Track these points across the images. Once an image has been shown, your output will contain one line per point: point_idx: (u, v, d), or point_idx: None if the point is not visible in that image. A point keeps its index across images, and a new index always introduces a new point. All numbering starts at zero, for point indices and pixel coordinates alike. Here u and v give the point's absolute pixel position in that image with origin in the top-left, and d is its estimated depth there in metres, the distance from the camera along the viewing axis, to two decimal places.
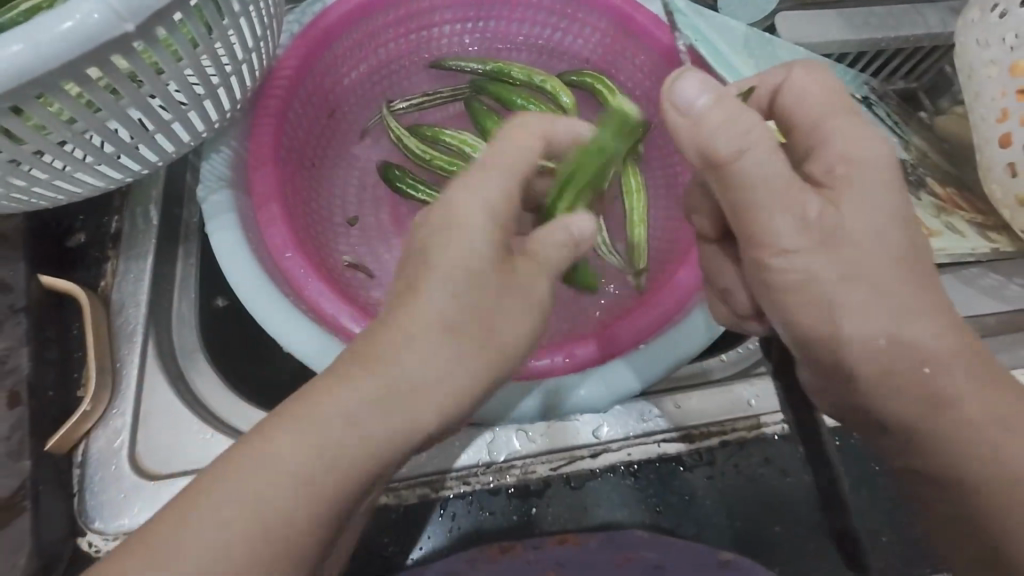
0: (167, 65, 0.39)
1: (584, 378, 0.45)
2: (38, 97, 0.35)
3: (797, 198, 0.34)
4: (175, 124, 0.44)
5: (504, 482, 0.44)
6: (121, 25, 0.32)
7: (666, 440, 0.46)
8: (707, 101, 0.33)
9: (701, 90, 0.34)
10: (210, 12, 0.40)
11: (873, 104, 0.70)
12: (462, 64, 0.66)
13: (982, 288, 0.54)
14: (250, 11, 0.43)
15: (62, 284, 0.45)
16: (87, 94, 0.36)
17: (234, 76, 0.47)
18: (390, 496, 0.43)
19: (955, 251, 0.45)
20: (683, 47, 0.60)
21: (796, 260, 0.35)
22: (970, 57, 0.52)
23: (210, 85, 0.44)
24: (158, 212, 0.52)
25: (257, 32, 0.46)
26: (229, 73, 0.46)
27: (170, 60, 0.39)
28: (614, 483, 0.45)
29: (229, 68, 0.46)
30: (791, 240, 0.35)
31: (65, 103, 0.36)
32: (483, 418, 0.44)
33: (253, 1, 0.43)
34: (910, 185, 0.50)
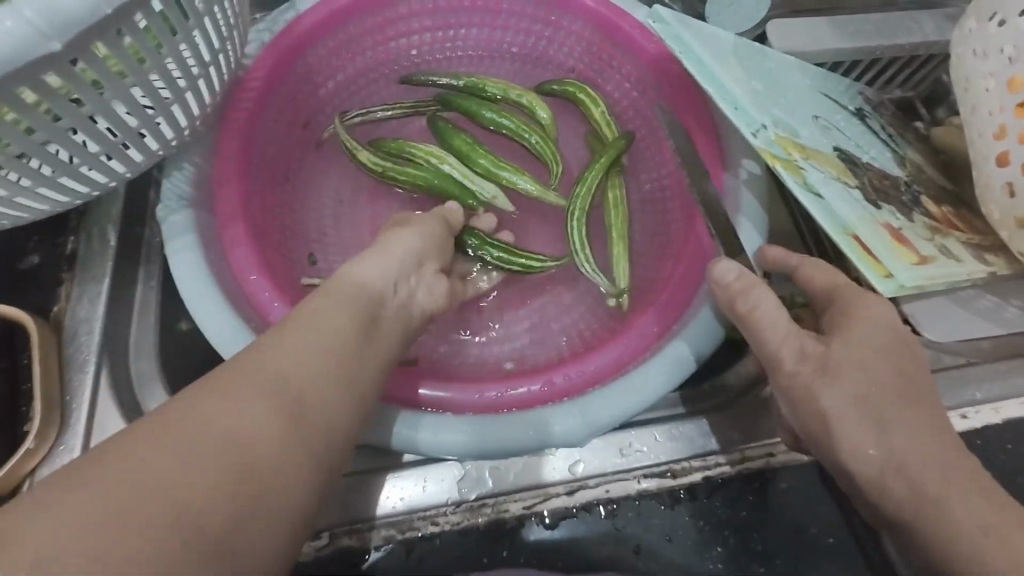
0: (111, 83, 0.37)
1: (560, 412, 0.42)
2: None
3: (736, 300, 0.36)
4: (126, 143, 0.42)
5: (474, 523, 0.42)
6: (47, 44, 0.30)
7: (644, 476, 0.43)
8: None
9: None
10: (158, 26, 0.37)
11: (867, 115, 0.68)
12: (424, 77, 0.64)
13: (979, 311, 0.51)
14: (204, 24, 0.41)
15: (10, 311, 0.43)
16: (20, 115, 0.34)
17: (191, 91, 0.44)
18: (354, 538, 0.41)
19: (951, 277, 0.42)
20: (669, 57, 0.58)
21: None
22: (966, 70, 0.50)
23: (164, 101, 0.42)
24: (116, 232, 0.49)
25: (214, 45, 0.44)
26: (184, 88, 0.43)
27: (113, 77, 0.36)
28: (591, 522, 0.43)
29: (184, 83, 0.43)
30: None
31: None
32: (452, 454, 0.41)
33: (207, 13, 0.41)
34: (903, 205, 0.48)
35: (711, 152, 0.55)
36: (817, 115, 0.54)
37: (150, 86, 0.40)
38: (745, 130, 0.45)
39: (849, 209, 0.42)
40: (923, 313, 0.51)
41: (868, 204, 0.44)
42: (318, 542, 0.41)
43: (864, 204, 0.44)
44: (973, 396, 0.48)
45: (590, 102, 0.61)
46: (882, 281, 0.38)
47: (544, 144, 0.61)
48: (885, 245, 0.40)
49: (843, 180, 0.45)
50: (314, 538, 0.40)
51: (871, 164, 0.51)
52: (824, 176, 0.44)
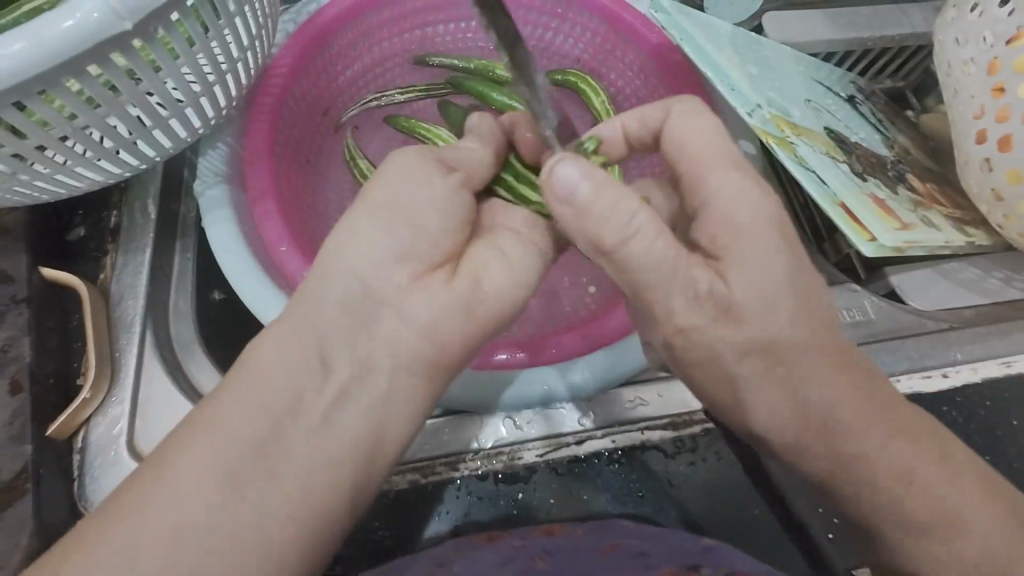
0: (164, 62, 0.41)
1: (569, 367, 0.46)
2: (41, 93, 0.36)
3: (693, 271, 0.37)
4: (172, 121, 0.46)
5: (491, 468, 0.45)
6: (120, 23, 0.34)
7: (649, 427, 0.47)
8: (585, 187, 0.35)
9: (582, 174, 0.35)
10: (206, 12, 0.41)
11: (859, 102, 0.72)
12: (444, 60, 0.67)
13: (962, 282, 0.55)
14: (245, 10, 0.45)
15: (63, 276, 0.47)
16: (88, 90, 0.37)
17: (230, 73, 0.48)
18: (380, 481, 0.44)
19: (930, 243, 0.45)
20: (670, 46, 0.62)
21: (773, 255, 0.36)
22: (948, 55, 0.54)
23: (207, 82, 0.46)
24: (155, 206, 0.53)
25: (252, 30, 0.47)
26: (225, 70, 0.47)
27: (166, 58, 0.40)
28: (599, 469, 0.46)
29: (224, 66, 0.47)
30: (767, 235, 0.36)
31: (65, 98, 0.37)
32: (469, 406, 0.45)
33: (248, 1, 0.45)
34: (888, 181, 0.51)
35: None
36: (809, 99, 0.58)
37: (195, 67, 0.44)
38: (741, 110, 0.49)
39: (837, 180, 0.46)
40: (907, 283, 0.56)
41: (854, 176, 0.48)
42: None
43: (850, 176, 0.48)
44: (954, 356, 0.52)
45: (593, 90, 0.64)
46: (865, 243, 0.42)
47: None
48: (869, 212, 0.44)
49: (832, 156, 0.49)
50: None
51: (858, 144, 0.54)
52: (813, 151, 0.48)
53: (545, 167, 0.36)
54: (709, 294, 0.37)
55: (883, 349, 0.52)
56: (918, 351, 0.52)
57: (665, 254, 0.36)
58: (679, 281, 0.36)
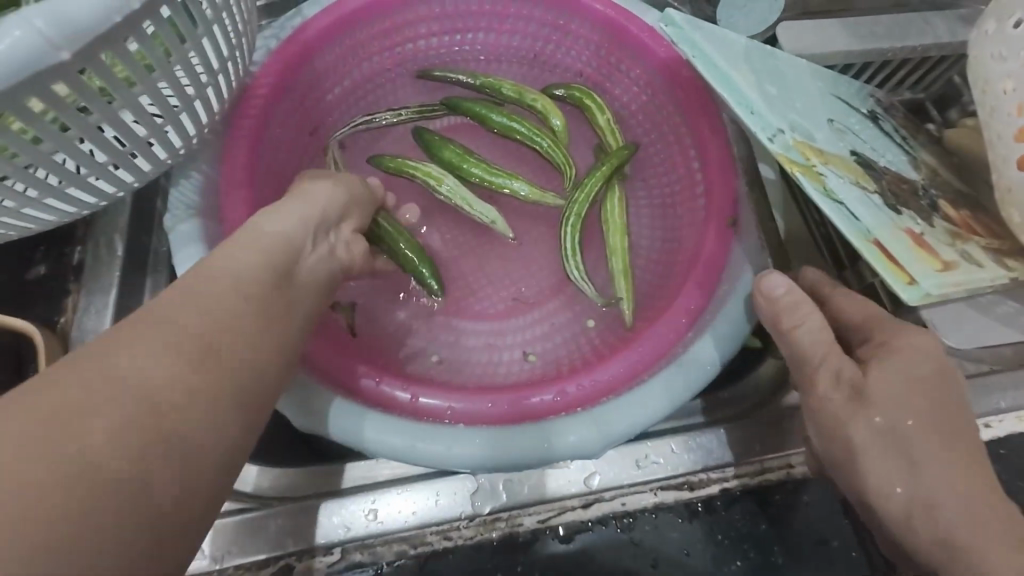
0: (118, 92, 0.36)
1: (575, 423, 0.42)
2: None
3: None
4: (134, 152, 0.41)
5: (487, 537, 0.40)
6: (57, 52, 0.30)
7: (663, 487, 0.42)
8: None
9: None
10: (168, 35, 0.37)
11: (880, 117, 0.67)
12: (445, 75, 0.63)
13: (999, 316, 0.50)
14: (214, 30, 0.41)
15: (18, 323, 0.42)
16: (31, 126, 0.33)
17: (199, 99, 0.44)
18: (364, 553, 0.39)
19: (973, 284, 0.41)
20: (679, 61, 0.57)
21: None
22: (985, 73, 0.49)
23: (172, 110, 0.42)
24: (124, 242, 0.49)
25: (223, 52, 0.43)
26: (192, 96, 0.43)
27: (122, 86, 0.36)
28: (608, 537, 0.41)
29: (192, 92, 0.43)
30: None
31: (2, 136, 0.33)
32: (464, 467, 0.41)
33: (216, 20, 0.40)
34: (922, 210, 0.47)
35: (722, 157, 0.54)
36: (831, 118, 0.54)
37: (157, 95, 0.39)
38: (761, 135, 0.44)
39: (869, 215, 0.41)
40: (941, 318, 0.50)
41: (887, 208, 0.44)
42: (327, 558, 0.39)
43: (883, 209, 0.43)
44: (997, 404, 0.47)
45: (596, 109, 0.60)
46: (906, 288, 0.37)
47: (555, 148, 0.60)
48: (908, 251, 0.40)
49: (863, 185, 0.44)
50: (322, 554, 0.39)
51: (887, 168, 0.50)
52: (842, 181, 0.43)
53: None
54: None
55: None
56: None
57: None
58: None
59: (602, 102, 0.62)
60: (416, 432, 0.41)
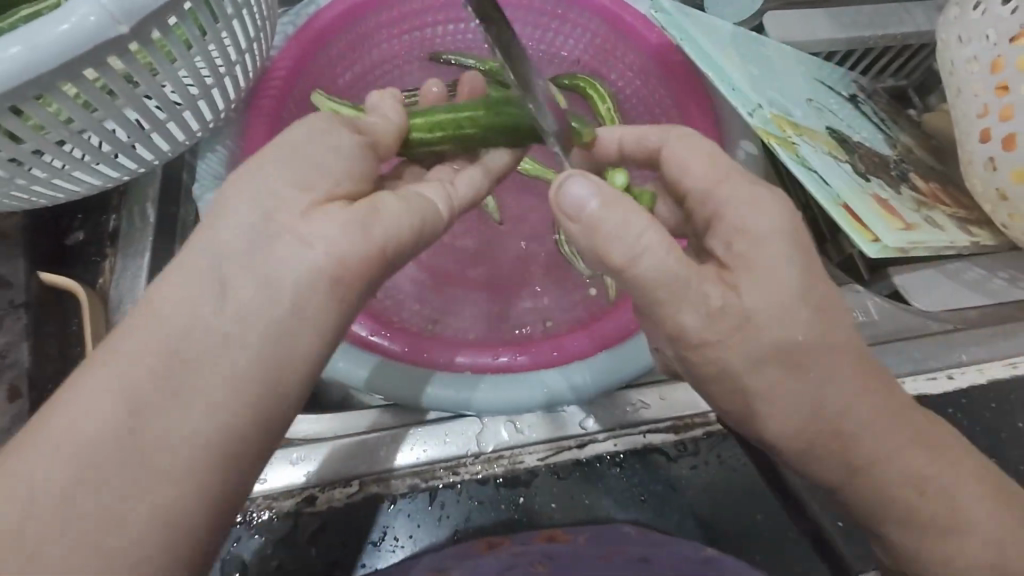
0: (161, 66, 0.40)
1: (571, 372, 0.46)
2: (38, 98, 0.36)
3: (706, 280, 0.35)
4: (170, 123, 0.46)
5: (492, 473, 0.45)
6: (116, 26, 0.34)
7: (651, 430, 0.46)
8: (592, 204, 0.34)
9: (589, 190, 0.35)
10: (205, 16, 0.41)
11: (861, 101, 0.71)
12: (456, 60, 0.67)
13: (966, 282, 0.55)
14: (243, 13, 0.45)
15: (63, 282, 0.47)
16: (86, 94, 0.37)
17: (228, 77, 0.48)
18: (380, 486, 0.44)
19: (934, 244, 0.45)
20: (670, 46, 0.61)
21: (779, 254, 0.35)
22: (951, 54, 0.53)
23: (205, 85, 0.46)
24: (155, 211, 0.53)
25: (250, 33, 0.47)
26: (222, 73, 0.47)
27: (164, 60, 0.40)
28: (601, 473, 0.46)
29: (222, 69, 0.47)
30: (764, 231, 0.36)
31: (62, 102, 0.37)
32: (469, 408, 0.45)
33: (246, 3, 0.45)
34: (891, 181, 0.51)
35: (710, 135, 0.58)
36: (810, 98, 0.58)
37: (192, 70, 0.43)
38: (742, 110, 0.48)
39: (839, 182, 0.45)
40: (911, 283, 0.55)
41: (858, 177, 0.48)
42: (346, 490, 0.44)
43: (854, 178, 0.47)
44: (958, 359, 0.51)
45: (599, 97, 0.64)
46: (870, 245, 0.41)
47: None
48: (873, 214, 0.43)
49: (834, 156, 0.48)
50: (342, 486, 0.44)
51: (862, 144, 0.54)
52: (816, 152, 0.47)
53: (554, 185, 0.36)
54: (721, 308, 0.35)
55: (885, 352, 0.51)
56: (921, 352, 0.51)
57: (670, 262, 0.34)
58: (693, 281, 0.35)
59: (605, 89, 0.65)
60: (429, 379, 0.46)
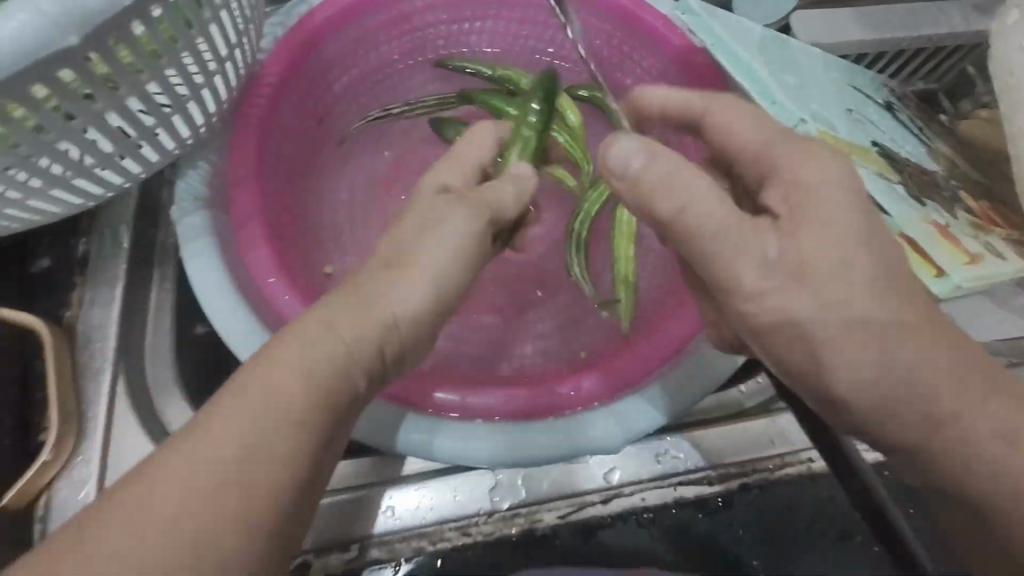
0: (126, 80, 0.36)
1: (594, 419, 0.41)
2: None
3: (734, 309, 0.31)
4: (140, 141, 0.41)
5: (507, 532, 0.40)
6: (65, 38, 0.29)
7: (682, 483, 0.42)
8: (639, 162, 0.35)
9: (635, 152, 0.35)
10: (173, 22, 0.36)
11: (894, 107, 0.66)
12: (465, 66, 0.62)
13: (1017, 308, 0.50)
14: (221, 17, 0.40)
15: (22, 317, 0.41)
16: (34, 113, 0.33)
17: (206, 88, 0.43)
18: (382, 550, 0.39)
19: (998, 277, 0.40)
20: (695, 49, 0.56)
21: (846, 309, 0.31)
22: (1008, 61, 0.48)
23: (179, 98, 0.41)
24: (129, 233, 0.48)
25: (231, 41, 0.43)
26: (199, 84, 0.42)
27: (126, 72, 0.35)
28: (626, 530, 0.41)
29: (199, 80, 0.42)
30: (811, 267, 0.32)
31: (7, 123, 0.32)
32: (482, 463, 0.40)
33: (225, 7, 0.40)
34: (944, 202, 0.46)
35: None
36: (849, 108, 0.53)
37: (164, 83, 0.39)
38: None
39: (896, 207, 0.41)
40: (961, 309, 0.50)
41: (911, 199, 0.43)
42: (345, 555, 0.39)
43: (908, 200, 0.42)
44: None
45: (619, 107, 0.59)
46: (935, 281, 0.37)
47: (573, 143, 0.59)
48: (935, 246, 0.39)
49: (887, 177, 0.43)
50: (340, 550, 0.39)
51: (908, 159, 0.49)
52: (867, 172, 0.43)
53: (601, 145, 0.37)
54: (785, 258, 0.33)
55: None
56: None
57: (730, 215, 0.33)
58: None
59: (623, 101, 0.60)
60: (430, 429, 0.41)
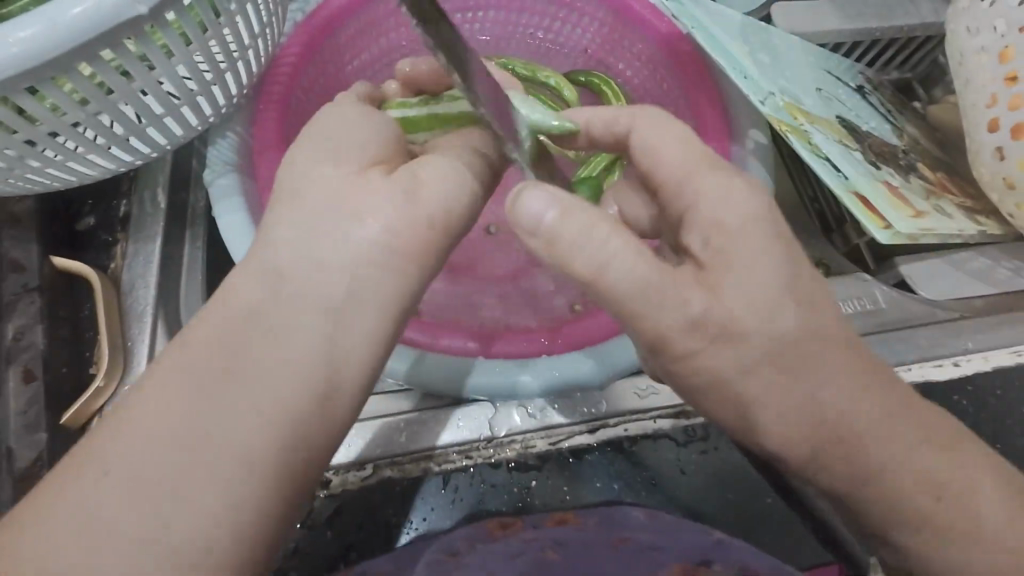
0: (176, 49, 0.41)
1: (582, 357, 0.45)
2: (55, 78, 0.36)
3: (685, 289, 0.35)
4: (182, 107, 0.46)
5: (504, 456, 0.45)
6: (134, 7, 0.34)
7: (661, 416, 0.46)
8: (552, 216, 0.34)
9: (547, 204, 0.34)
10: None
11: (867, 92, 0.71)
12: None
13: (972, 271, 0.55)
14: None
15: (75, 266, 0.47)
16: (102, 73, 0.37)
17: (240, 62, 0.48)
18: (395, 470, 0.44)
19: (941, 232, 0.45)
20: (679, 36, 0.62)
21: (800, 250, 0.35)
22: (959, 45, 0.53)
23: (218, 69, 0.46)
24: (164, 195, 0.53)
25: (263, 18, 0.48)
26: (236, 58, 0.47)
27: (177, 39, 0.40)
28: (611, 457, 0.46)
29: (236, 54, 0.47)
30: (768, 214, 0.37)
31: (77, 84, 0.37)
32: (482, 394, 0.45)
33: None
34: (899, 169, 0.51)
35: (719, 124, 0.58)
36: (820, 88, 0.58)
37: (207, 54, 0.44)
38: (754, 98, 0.48)
39: (851, 169, 0.46)
40: (918, 272, 0.55)
41: (867, 165, 0.48)
42: (361, 473, 0.44)
43: (863, 165, 0.47)
44: (964, 346, 0.52)
45: (612, 94, 0.64)
46: (880, 231, 0.42)
47: None
48: (885, 202, 0.44)
49: (846, 145, 0.48)
50: (357, 469, 0.44)
51: (871, 134, 0.54)
52: (826, 139, 0.48)
53: (512, 192, 0.35)
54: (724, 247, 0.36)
55: (893, 339, 0.52)
56: (926, 340, 0.52)
57: (646, 271, 0.34)
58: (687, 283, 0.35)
59: (621, 86, 0.66)
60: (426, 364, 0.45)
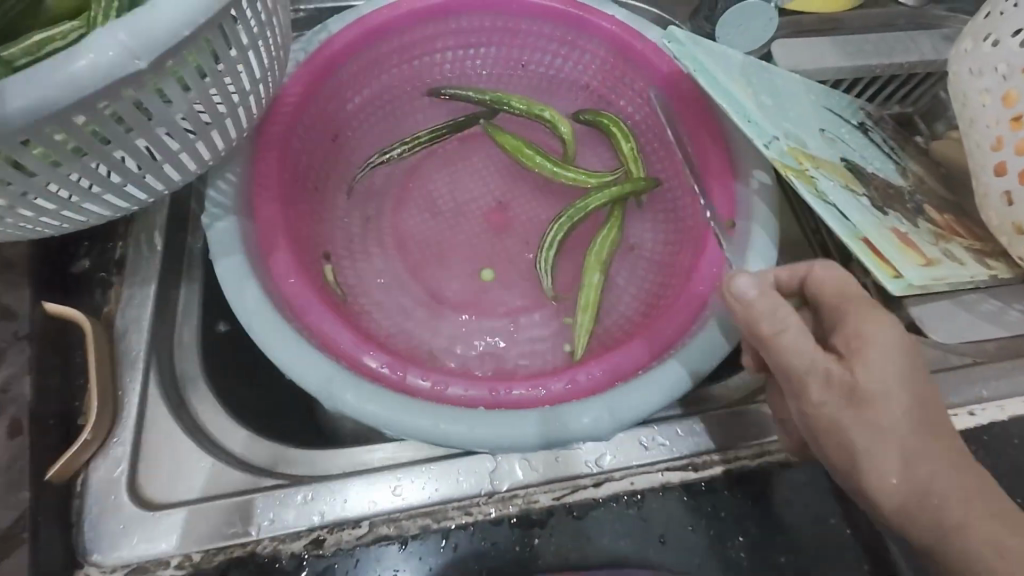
0: (173, 93, 0.40)
1: (587, 407, 0.45)
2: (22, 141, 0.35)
3: None
4: (182, 153, 0.46)
5: (506, 513, 0.44)
6: (133, 61, 0.34)
7: (668, 468, 0.45)
8: None
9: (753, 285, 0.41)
10: (201, 59, 0.41)
11: (870, 129, 0.71)
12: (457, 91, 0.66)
13: (985, 314, 0.53)
14: (258, 44, 0.46)
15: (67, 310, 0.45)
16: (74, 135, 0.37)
17: (241, 106, 0.49)
18: (391, 527, 0.43)
19: (953, 279, 0.44)
20: (680, 73, 0.62)
21: None
22: (962, 86, 0.53)
23: (219, 114, 0.47)
24: (162, 237, 0.53)
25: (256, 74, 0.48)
26: (236, 102, 0.48)
27: (172, 85, 0.40)
28: (616, 513, 0.44)
29: (237, 98, 0.48)
30: None
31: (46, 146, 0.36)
32: (483, 447, 0.44)
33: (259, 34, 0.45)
34: (907, 213, 0.50)
35: (722, 163, 0.58)
36: (824, 128, 0.58)
37: (207, 100, 0.44)
38: (758, 141, 0.48)
39: (856, 213, 0.45)
40: (926, 315, 0.53)
41: (874, 210, 0.47)
42: (355, 532, 0.42)
43: (870, 210, 0.46)
44: (979, 392, 0.50)
45: (620, 136, 0.63)
46: (891, 281, 0.41)
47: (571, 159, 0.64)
48: (894, 249, 0.43)
49: (851, 190, 0.47)
50: (352, 527, 0.42)
51: (875, 175, 0.53)
52: (833, 184, 0.47)
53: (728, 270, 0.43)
54: None
55: None
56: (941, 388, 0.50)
57: None
58: None
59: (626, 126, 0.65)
60: (419, 409, 0.44)
